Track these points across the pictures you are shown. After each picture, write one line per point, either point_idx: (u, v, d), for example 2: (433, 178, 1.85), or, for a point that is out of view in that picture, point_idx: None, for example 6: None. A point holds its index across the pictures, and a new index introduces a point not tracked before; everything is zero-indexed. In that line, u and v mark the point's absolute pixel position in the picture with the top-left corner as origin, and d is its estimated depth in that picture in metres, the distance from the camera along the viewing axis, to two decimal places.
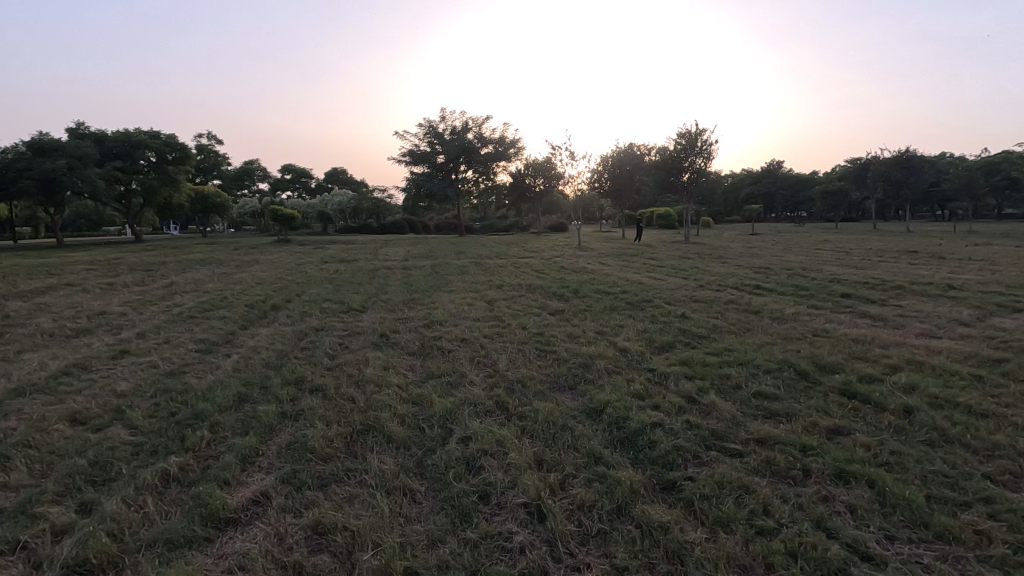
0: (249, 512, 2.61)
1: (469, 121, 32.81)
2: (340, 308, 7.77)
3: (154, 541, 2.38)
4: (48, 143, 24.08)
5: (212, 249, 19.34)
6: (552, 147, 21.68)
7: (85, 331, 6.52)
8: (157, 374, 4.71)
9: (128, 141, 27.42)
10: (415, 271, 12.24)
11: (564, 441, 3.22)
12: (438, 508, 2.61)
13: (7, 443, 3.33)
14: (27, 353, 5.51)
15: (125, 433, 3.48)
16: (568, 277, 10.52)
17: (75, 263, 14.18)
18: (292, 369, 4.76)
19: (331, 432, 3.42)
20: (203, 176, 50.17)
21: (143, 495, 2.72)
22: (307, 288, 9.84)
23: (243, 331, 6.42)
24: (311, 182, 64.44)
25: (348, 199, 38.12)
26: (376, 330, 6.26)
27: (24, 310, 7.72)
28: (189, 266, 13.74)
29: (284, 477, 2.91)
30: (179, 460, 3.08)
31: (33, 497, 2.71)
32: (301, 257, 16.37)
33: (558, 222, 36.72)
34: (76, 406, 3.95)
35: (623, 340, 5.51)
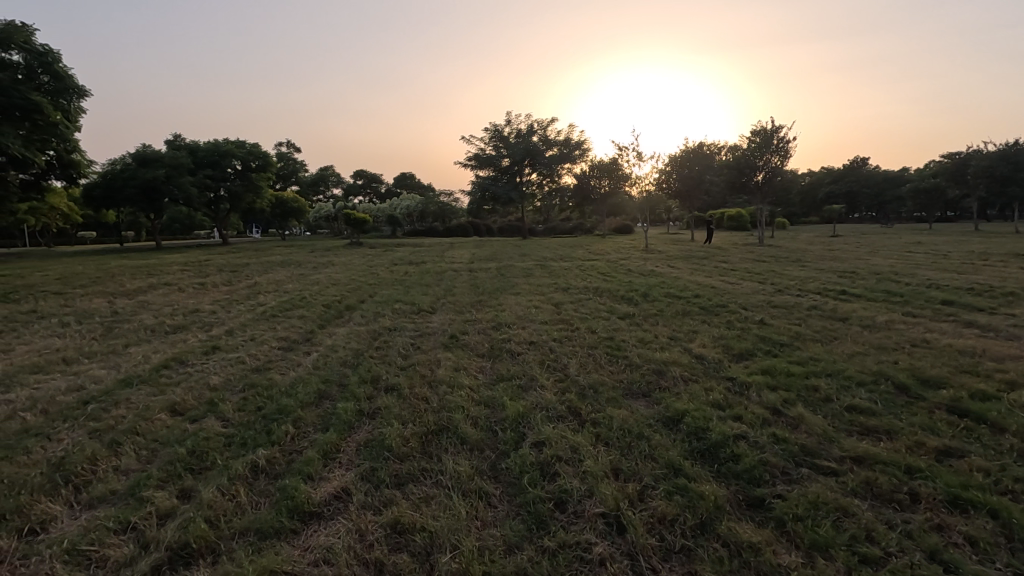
0: (332, 507, 2.69)
1: (535, 123, 33.01)
2: (411, 309, 7.97)
3: (246, 530, 2.50)
4: (150, 154, 26.36)
5: (290, 252, 20.44)
6: (618, 147, 21.30)
7: (181, 328, 7.03)
8: (244, 369, 4.99)
9: (216, 151, 29.43)
10: (482, 274, 12.42)
11: (640, 450, 3.12)
12: (514, 513, 2.59)
13: (116, 431, 3.61)
14: (132, 347, 6.00)
15: (219, 425, 3.70)
16: (637, 280, 10.27)
17: (172, 264, 15.45)
18: (368, 368, 4.91)
19: (406, 432, 3.48)
20: (283, 182, 53.33)
21: (235, 485, 2.88)
22: (379, 288, 10.19)
23: (321, 330, 6.68)
24: (382, 187, 67.08)
25: (415, 203, 39.25)
26: (446, 331, 6.37)
27: (130, 308, 8.43)
28: (271, 267, 14.61)
29: (363, 474, 2.99)
30: (265, 453, 3.23)
31: (140, 482, 2.93)
32: (372, 259, 17.01)
33: (623, 224, 36.19)
34: (176, 397, 4.26)
35: (698, 346, 5.30)
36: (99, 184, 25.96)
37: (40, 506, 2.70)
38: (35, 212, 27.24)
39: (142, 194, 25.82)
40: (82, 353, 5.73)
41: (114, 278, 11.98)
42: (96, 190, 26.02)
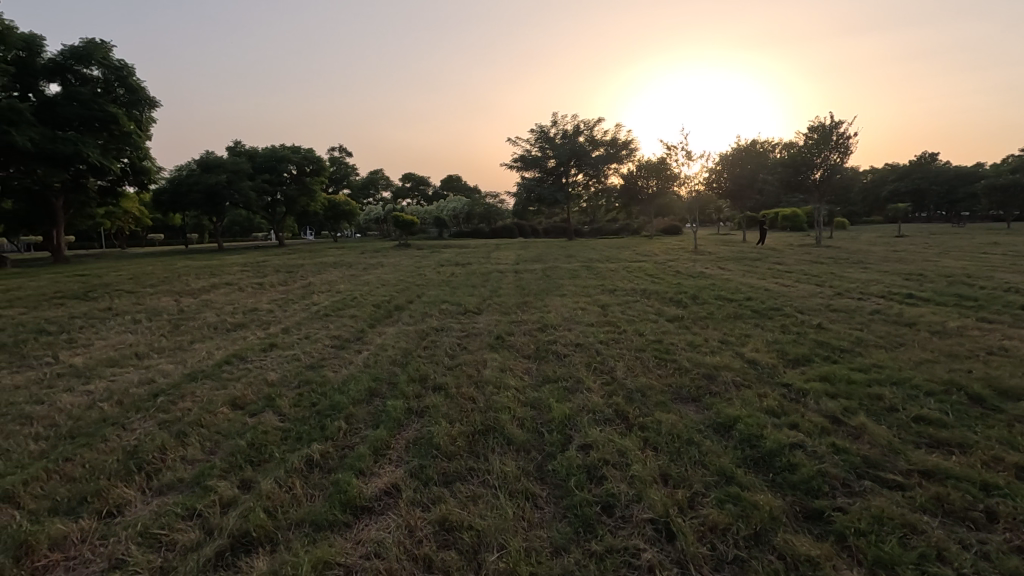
0: (382, 502, 2.76)
1: (581, 124, 32.78)
2: (457, 309, 8.07)
3: (302, 521, 2.60)
4: (212, 161, 27.76)
5: (342, 253, 21.10)
6: (667, 147, 20.87)
7: (241, 326, 7.37)
8: (299, 366, 5.19)
9: (274, 157, 30.66)
10: (528, 275, 12.45)
11: (690, 456, 3.04)
12: (561, 516, 2.57)
13: (183, 422, 3.82)
14: (197, 343, 6.35)
15: (276, 419, 3.86)
16: (685, 282, 10.05)
17: (233, 265, 16.23)
18: (416, 367, 5.00)
19: (454, 430, 3.53)
20: (335, 186, 55.11)
21: (291, 477, 2.99)
22: (427, 289, 10.39)
23: (371, 330, 6.85)
24: (429, 190, 68.29)
25: (461, 205, 39.72)
26: (492, 331, 6.41)
27: (194, 307, 8.90)
28: (324, 268, 15.12)
29: (411, 471, 3.05)
30: (320, 447, 3.35)
31: (205, 471, 3.09)
32: (420, 260, 17.37)
33: (671, 224, 35.47)
34: (236, 391, 4.47)
35: (751, 350, 5.13)
36: (167, 189, 27.58)
37: (117, 490, 2.90)
38: (111, 215, 29.23)
39: (206, 198, 27.25)
40: (153, 349, 6.10)
41: (180, 278, 12.70)
42: (165, 195, 27.65)
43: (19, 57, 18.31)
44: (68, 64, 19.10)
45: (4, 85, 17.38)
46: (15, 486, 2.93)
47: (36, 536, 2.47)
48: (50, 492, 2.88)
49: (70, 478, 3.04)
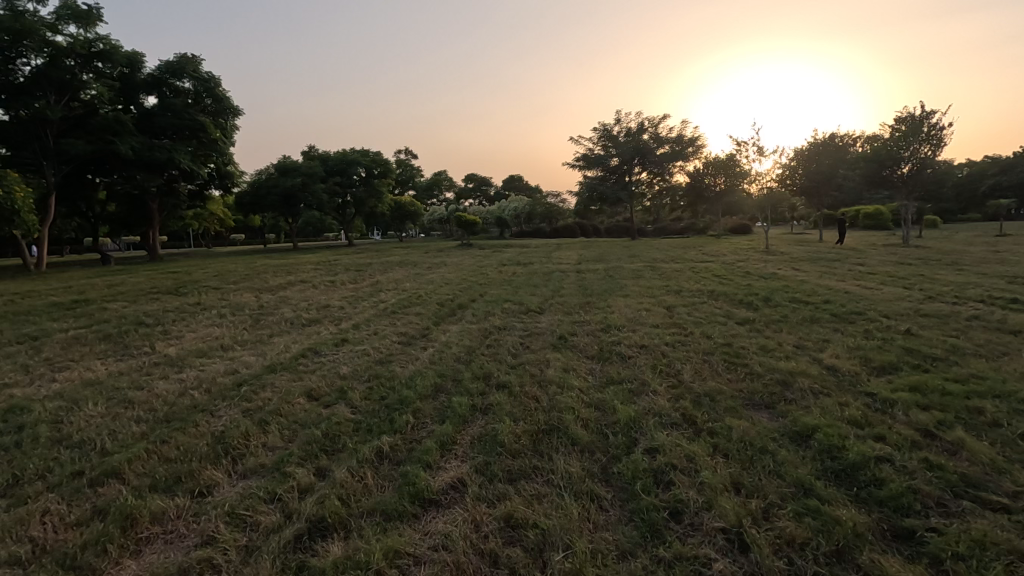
0: (449, 496, 2.82)
1: (645, 121, 32.09)
2: (520, 309, 8.10)
3: (373, 510, 2.69)
4: (289, 165, 29.35)
5: (407, 253, 21.68)
6: (737, 143, 20.03)
7: (315, 321, 7.74)
8: (369, 361, 5.39)
9: (345, 160, 31.98)
10: (590, 274, 12.34)
11: (764, 465, 2.91)
12: (626, 519, 2.54)
13: (264, 411, 4.06)
14: (276, 337, 6.73)
15: (348, 412, 4.03)
16: (756, 283, 9.63)
17: (307, 264, 17.07)
18: (480, 365, 5.07)
19: (518, 429, 3.55)
20: (401, 187, 56.80)
21: (363, 468, 3.11)
22: (489, 288, 10.52)
23: (436, 327, 7.00)
24: (491, 190, 69.12)
25: (522, 204, 39.85)
26: (555, 331, 6.40)
27: (272, 302, 9.42)
28: (390, 267, 15.64)
29: (477, 467, 3.10)
30: (389, 440, 3.46)
31: (284, 459, 3.27)
32: (482, 259, 17.60)
33: (740, 223, 34.09)
34: (312, 383, 4.71)
35: (830, 356, 4.84)
36: (248, 192, 29.39)
37: (207, 472, 3.12)
38: (199, 217, 31.50)
39: (283, 201, 28.84)
40: (237, 341, 6.51)
41: (260, 276, 13.51)
42: (246, 198, 29.51)
43: (123, 73, 20.08)
44: (164, 78, 20.77)
45: (109, 98, 19.09)
46: (121, 464, 3.22)
47: (139, 510, 2.70)
48: (150, 471, 3.15)
49: (167, 459, 3.31)
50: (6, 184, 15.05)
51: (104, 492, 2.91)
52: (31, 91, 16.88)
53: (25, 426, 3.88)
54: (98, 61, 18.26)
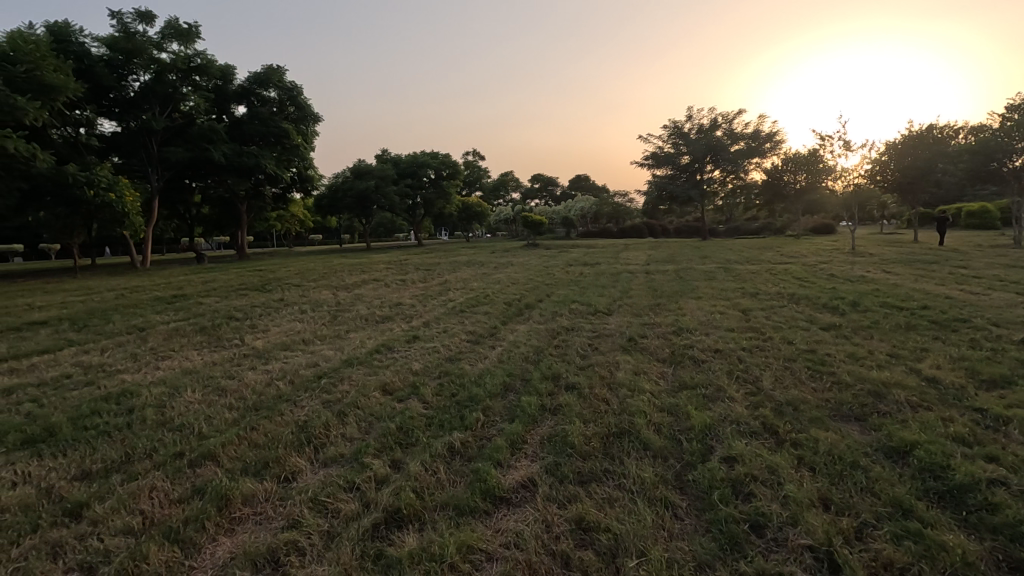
0: (520, 495, 2.83)
1: (719, 117, 31.01)
2: (587, 310, 8.02)
3: (445, 504, 2.75)
4: (363, 168, 30.68)
5: (474, 253, 21.93)
6: (820, 138, 18.92)
7: (387, 318, 8.02)
8: (439, 358, 5.52)
9: (415, 163, 33.00)
10: (660, 275, 12.07)
11: (855, 482, 2.72)
12: (703, 529, 2.44)
13: (342, 403, 4.25)
14: (352, 333, 7.03)
15: (420, 407, 4.14)
16: (842, 286, 9.02)
17: (379, 263, 17.70)
18: (548, 365, 5.07)
19: (588, 431, 3.51)
20: (468, 188, 58.03)
21: (435, 462, 3.19)
22: (556, 288, 10.49)
23: (503, 326, 7.06)
24: (558, 190, 69.13)
25: (589, 204, 39.49)
26: (624, 333, 6.28)
27: (347, 300, 9.86)
28: (458, 266, 15.99)
29: (547, 467, 3.09)
30: (459, 436, 3.52)
31: (361, 450, 3.40)
32: (548, 260, 17.62)
33: (822, 223, 32.16)
34: (386, 378, 4.89)
35: (929, 367, 4.45)
36: (326, 195, 30.95)
37: (291, 459, 3.30)
38: (282, 219, 33.51)
39: (358, 203, 30.15)
40: (316, 336, 6.86)
41: (337, 274, 14.21)
42: (324, 200, 31.11)
43: (218, 85, 21.68)
44: (252, 88, 22.23)
45: (205, 109, 20.66)
46: (216, 447, 3.46)
47: (233, 491, 2.90)
48: (241, 455, 3.37)
49: (255, 445, 3.53)
50: (119, 189, 16.66)
51: (202, 473, 3.15)
52: (140, 105, 18.61)
53: (135, 409, 4.27)
54: (196, 75, 19.80)
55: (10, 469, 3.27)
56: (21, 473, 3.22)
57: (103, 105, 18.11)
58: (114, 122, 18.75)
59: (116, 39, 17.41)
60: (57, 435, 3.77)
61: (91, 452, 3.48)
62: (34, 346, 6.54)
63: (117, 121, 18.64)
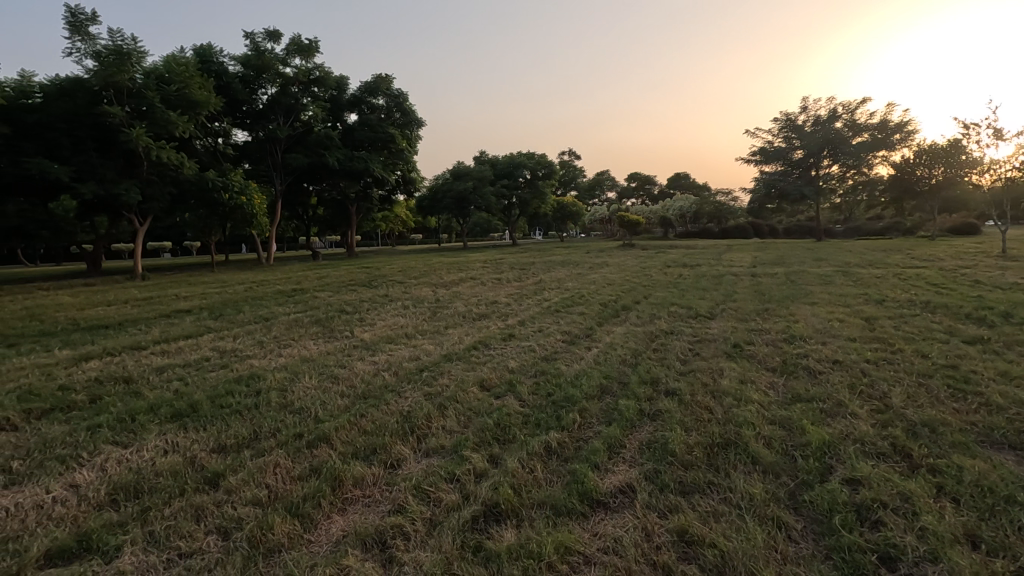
0: (619, 500, 2.77)
1: (839, 107, 28.53)
2: (687, 313, 7.71)
3: (542, 503, 2.76)
4: (462, 170, 31.70)
5: (568, 253, 21.80)
6: (963, 127, 16.78)
7: (484, 316, 8.22)
8: (535, 357, 5.55)
9: (512, 163, 33.50)
10: (767, 278, 11.33)
11: (1015, 521, 2.35)
12: (822, 556, 2.25)
13: (443, 396, 4.41)
14: (450, 329, 7.28)
15: (517, 404, 4.19)
16: (990, 295, 7.92)
17: (476, 262, 18.12)
18: (647, 368, 4.92)
19: (691, 439, 3.36)
20: (563, 188, 58.07)
21: (533, 460, 3.20)
22: (654, 290, 10.18)
23: (599, 328, 6.96)
24: (656, 189, 67.20)
25: (689, 204, 38.02)
26: (728, 339, 5.96)
27: (446, 297, 10.22)
28: (553, 266, 16.03)
29: (647, 474, 3.00)
30: (557, 436, 3.52)
31: (461, 443, 3.51)
32: (645, 260, 17.16)
33: (962, 222, 28.50)
34: (483, 374, 5.01)
35: None
36: (427, 196, 32.36)
37: (397, 447, 3.48)
38: (387, 219, 35.51)
39: (457, 203, 31.23)
40: (418, 331, 7.18)
41: (436, 272, 14.79)
42: (426, 201, 32.55)
43: (333, 95, 23.37)
44: (363, 97, 23.74)
45: (322, 117, 22.36)
46: (330, 431, 3.73)
47: (344, 474, 3.10)
48: (352, 440, 3.60)
49: (364, 431, 3.76)
50: (249, 193, 18.51)
51: (318, 454, 3.40)
52: (267, 115, 20.59)
53: (262, 391, 4.72)
54: (315, 87, 21.49)
55: (162, 438, 3.74)
56: (171, 443, 3.66)
57: (237, 117, 20.26)
58: (246, 132, 20.91)
59: (249, 57, 19.36)
60: (199, 410, 4.26)
61: (227, 428, 3.89)
62: (180, 331, 7.45)
63: (248, 131, 20.76)
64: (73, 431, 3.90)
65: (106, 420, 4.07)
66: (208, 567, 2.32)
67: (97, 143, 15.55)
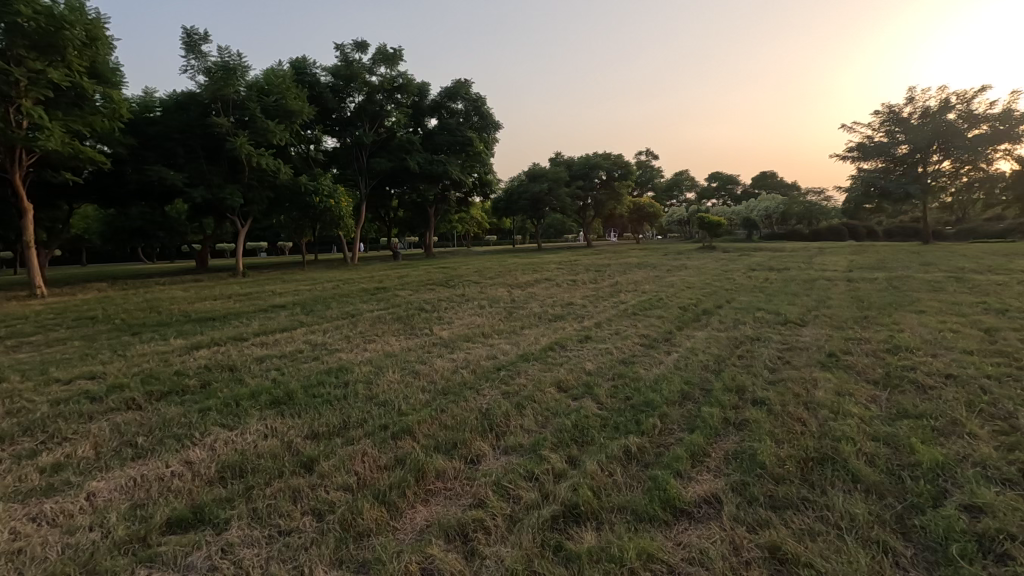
0: (704, 510, 2.67)
1: (953, 96, 25.91)
2: (776, 319, 7.30)
3: (623, 506, 2.71)
4: (538, 171, 31.80)
5: (645, 255, 21.30)
6: None
7: (560, 317, 8.21)
8: (612, 360, 5.47)
9: (588, 164, 33.16)
10: (866, 284, 10.49)
11: None
12: None
13: (520, 395, 4.45)
14: (527, 329, 7.33)
15: (594, 406, 4.15)
16: None
17: (550, 263, 18.15)
18: (732, 376, 4.72)
19: (782, 452, 3.18)
20: (640, 189, 56.85)
21: (612, 464, 3.16)
22: (738, 294, 9.73)
23: (679, 331, 6.76)
24: (739, 189, 64.23)
25: (775, 204, 35.98)
26: (823, 347, 5.57)
27: (522, 297, 10.29)
28: (629, 268, 15.73)
29: (733, 485, 2.87)
30: (637, 440, 3.45)
31: (539, 442, 3.52)
32: (728, 263, 16.44)
33: None
34: (560, 375, 5.00)
35: None
36: (503, 198, 32.77)
37: (476, 443, 3.55)
38: (463, 220, 36.32)
39: (532, 205, 31.37)
40: (495, 330, 7.30)
41: (512, 273, 14.94)
42: (501, 203, 32.96)
43: (416, 101, 24.19)
44: (444, 102, 24.44)
45: (405, 122, 23.22)
46: (413, 424, 3.87)
47: (427, 466, 3.20)
48: (433, 434, 3.71)
49: (445, 426, 3.86)
50: (337, 196, 19.57)
51: (402, 445, 3.53)
52: (354, 122, 21.72)
53: (349, 383, 4.99)
54: (398, 94, 22.14)
55: (263, 422, 4.05)
56: (270, 427, 3.95)
57: (327, 125, 21.50)
58: (335, 138, 22.16)
59: (339, 67, 20.45)
60: (295, 399, 4.56)
61: (319, 416, 4.13)
62: (278, 324, 8.02)
63: (337, 137, 21.99)
64: (188, 412, 4.30)
65: (215, 404, 4.46)
66: (305, 546, 2.47)
67: (206, 152, 17.04)
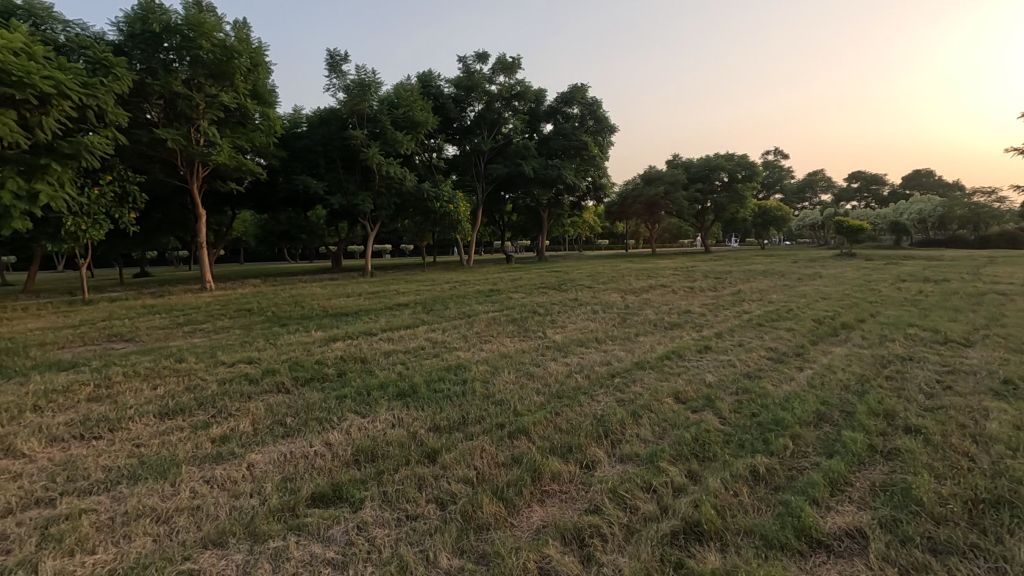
0: (846, 544, 2.43)
1: None
2: (933, 337, 6.42)
3: (751, 530, 2.54)
4: (654, 173, 30.85)
5: (772, 262, 19.78)
6: None
7: (677, 325, 7.89)
8: (735, 373, 5.16)
9: (708, 166, 31.57)
10: None
11: None
12: None
13: (636, 404, 4.35)
14: (642, 336, 7.13)
15: (716, 421, 3.94)
16: None
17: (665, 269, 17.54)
18: (879, 398, 4.23)
19: (943, 489, 2.80)
20: (766, 191, 52.96)
21: (738, 483, 2.98)
22: (884, 307, 8.70)
23: (813, 346, 6.20)
24: (885, 190, 57.45)
25: (931, 206, 31.66)
26: (996, 372, 4.80)
27: (636, 303, 10.05)
28: (753, 275, 14.73)
29: (882, 520, 2.57)
30: (765, 461, 3.22)
31: (657, 453, 3.42)
32: (872, 272, 14.75)
33: None
34: (679, 386, 4.80)
35: None
36: (617, 201, 32.22)
37: (592, 449, 3.53)
38: (575, 224, 36.24)
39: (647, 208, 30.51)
40: (608, 336, 7.21)
41: (625, 278, 14.65)
42: (615, 207, 32.44)
43: (533, 107, 24.64)
44: (560, 107, 24.65)
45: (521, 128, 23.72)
46: (528, 425, 3.94)
47: (543, 468, 3.24)
48: (548, 436, 3.75)
49: (560, 429, 3.89)
50: (456, 202, 20.46)
51: (518, 445, 3.61)
52: (474, 130, 22.65)
53: (467, 381, 5.19)
54: (516, 101, 22.74)
55: (390, 412, 4.35)
56: (396, 418, 4.23)
57: (449, 133, 22.63)
58: (455, 146, 23.26)
59: (461, 78, 21.45)
60: (418, 392, 4.85)
61: (439, 410, 4.34)
62: (402, 321, 8.58)
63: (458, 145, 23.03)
64: (327, 398, 4.75)
65: (350, 392, 4.88)
66: (429, 532, 2.62)
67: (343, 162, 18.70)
